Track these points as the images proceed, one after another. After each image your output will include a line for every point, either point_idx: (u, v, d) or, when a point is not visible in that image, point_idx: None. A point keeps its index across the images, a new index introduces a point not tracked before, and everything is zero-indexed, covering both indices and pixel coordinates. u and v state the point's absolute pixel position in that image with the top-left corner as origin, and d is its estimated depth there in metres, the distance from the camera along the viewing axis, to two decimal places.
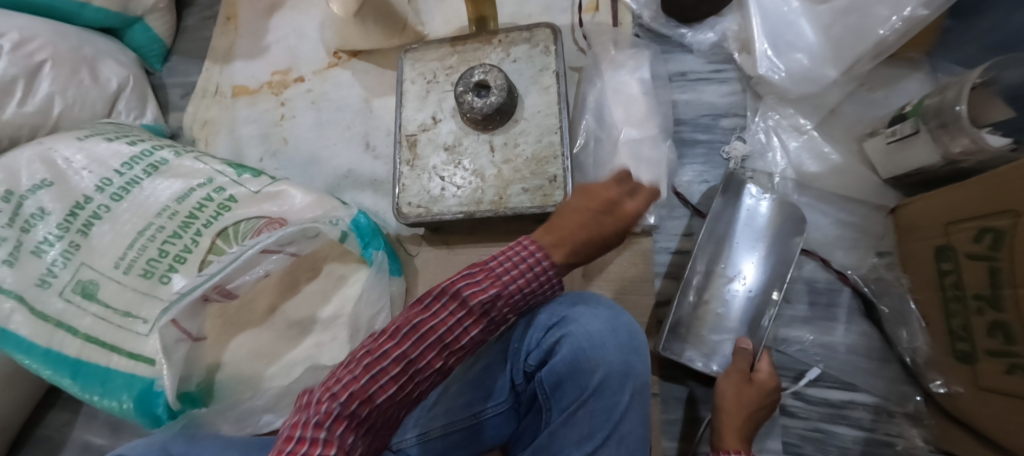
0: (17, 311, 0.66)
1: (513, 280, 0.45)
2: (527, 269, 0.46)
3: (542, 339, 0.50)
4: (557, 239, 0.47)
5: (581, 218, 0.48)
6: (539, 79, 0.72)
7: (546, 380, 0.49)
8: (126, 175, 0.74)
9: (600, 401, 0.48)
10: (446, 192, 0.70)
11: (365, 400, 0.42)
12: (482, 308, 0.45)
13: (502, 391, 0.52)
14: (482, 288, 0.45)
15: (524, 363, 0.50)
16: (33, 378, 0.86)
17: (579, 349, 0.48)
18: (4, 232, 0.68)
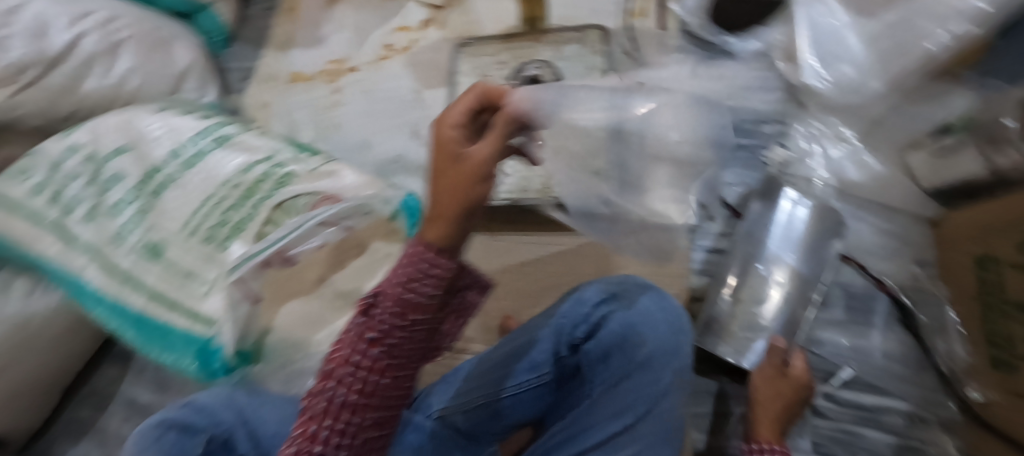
0: (91, 264, 0.72)
1: (420, 286, 0.41)
2: (420, 272, 0.41)
3: (594, 314, 0.57)
4: (434, 220, 0.43)
5: (448, 186, 0.43)
6: (589, 76, 0.74)
7: (595, 351, 0.56)
8: (196, 146, 0.79)
9: (644, 375, 0.54)
10: (494, 179, 0.73)
11: (317, 441, 0.41)
12: (389, 321, 0.41)
13: (547, 361, 0.56)
14: (380, 300, 0.41)
15: (573, 336, 0.56)
16: (91, 332, 0.91)
17: (629, 324, 0.56)
18: (86, 192, 0.74)
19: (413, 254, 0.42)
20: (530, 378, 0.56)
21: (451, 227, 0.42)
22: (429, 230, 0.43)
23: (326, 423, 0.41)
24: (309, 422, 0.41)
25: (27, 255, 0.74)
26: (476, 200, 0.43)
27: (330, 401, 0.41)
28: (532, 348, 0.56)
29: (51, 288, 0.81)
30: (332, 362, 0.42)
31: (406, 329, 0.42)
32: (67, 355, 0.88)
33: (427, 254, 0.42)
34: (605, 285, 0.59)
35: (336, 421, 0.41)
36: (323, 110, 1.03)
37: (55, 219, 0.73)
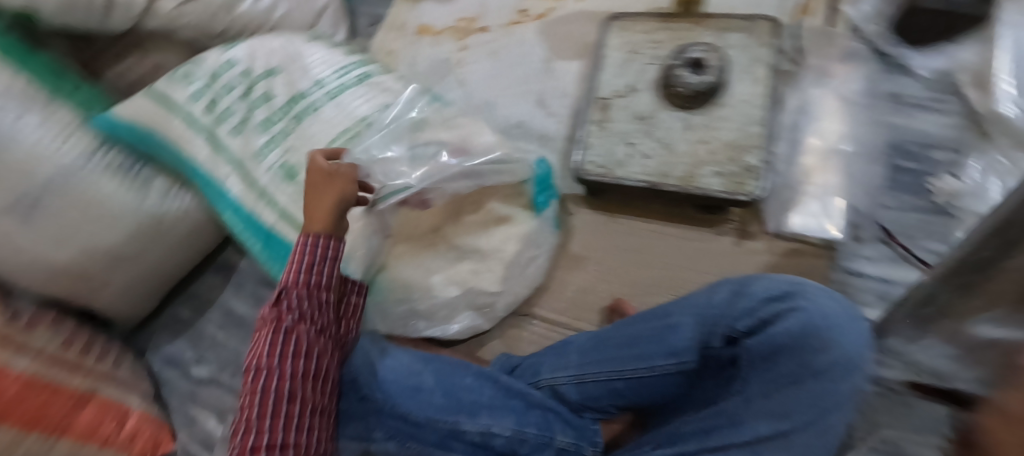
0: (235, 174, 0.77)
1: (315, 273, 0.56)
2: (319, 256, 0.57)
3: (762, 308, 0.49)
4: (313, 219, 0.59)
5: (322, 193, 0.60)
6: (752, 69, 0.69)
7: (758, 348, 0.48)
8: (339, 80, 0.81)
9: (817, 383, 0.44)
10: (632, 158, 0.71)
11: (292, 403, 0.50)
12: (304, 302, 0.55)
13: (689, 350, 0.51)
14: (292, 286, 0.55)
15: (729, 328, 0.50)
16: (202, 242, 0.93)
17: (810, 324, 0.46)
18: (237, 105, 0.77)
19: (304, 244, 0.57)
20: (666, 364, 0.53)
21: (332, 217, 0.59)
22: (310, 226, 0.59)
23: (287, 394, 0.50)
24: (257, 390, 0.50)
25: (175, 155, 0.79)
26: (336, 208, 0.59)
27: (289, 373, 0.51)
28: (672, 333, 0.52)
29: (182, 192, 0.87)
30: (292, 340, 0.53)
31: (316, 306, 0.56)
32: (185, 255, 0.92)
33: (314, 241, 0.57)
34: (785, 280, 0.51)
35: (298, 389, 0.51)
36: (448, 65, 0.95)
37: (206, 126, 0.77)
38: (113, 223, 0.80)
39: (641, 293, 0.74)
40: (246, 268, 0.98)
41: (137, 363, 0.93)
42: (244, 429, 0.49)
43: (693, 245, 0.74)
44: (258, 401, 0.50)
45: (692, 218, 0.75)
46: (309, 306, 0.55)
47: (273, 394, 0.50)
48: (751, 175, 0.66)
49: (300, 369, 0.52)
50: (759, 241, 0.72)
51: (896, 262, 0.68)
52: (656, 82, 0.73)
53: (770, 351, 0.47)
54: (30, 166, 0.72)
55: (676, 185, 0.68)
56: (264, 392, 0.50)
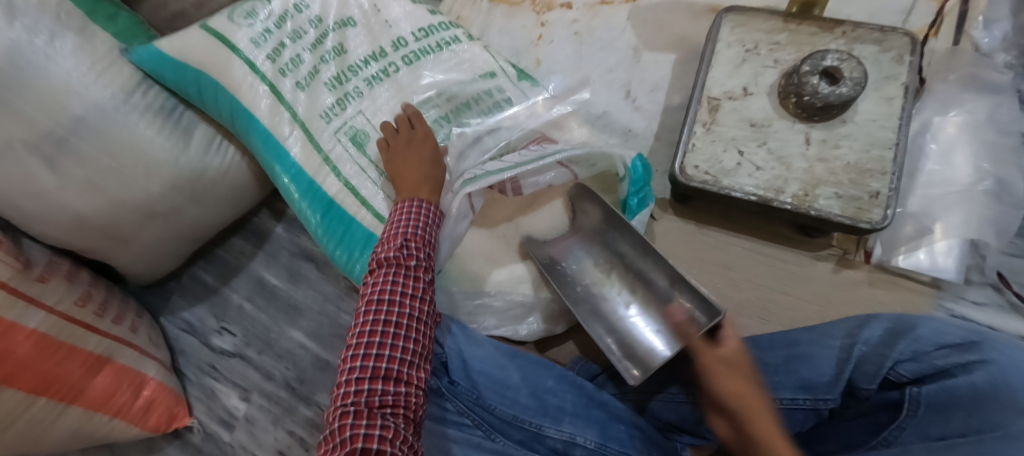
0: (296, 135, 0.70)
1: (426, 229, 0.58)
2: (430, 214, 0.59)
3: (931, 354, 0.44)
4: (419, 191, 0.62)
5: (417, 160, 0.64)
6: (884, 87, 0.64)
7: (930, 396, 0.41)
8: (421, 41, 0.73)
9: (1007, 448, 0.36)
10: (743, 168, 0.65)
11: (409, 340, 0.51)
12: (422, 254, 0.56)
13: (826, 386, 0.48)
14: (412, 238, 0.56)
15: (890, 371, 0.45)
16: (240, 202, 0.84)
17: (1003, 378, 0.40)
18: (306, 57, 0.71)
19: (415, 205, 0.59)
20: (797, 397, 0.49)
21: (431, 187, 0.63)
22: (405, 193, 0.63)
23: (406, 333, 0.51)
24: (379, 322, 0.51)
25: (228, 103, 0.70)
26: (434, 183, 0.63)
27: (409, 313, 0.52)
28: (807, 365, 0.50)
29: (226, 143, 0.78)
30: (413, 283, 0.54)
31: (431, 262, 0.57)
32: (220, 216, 0.82)
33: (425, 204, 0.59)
34: (963, 330, 0.45)
35: (415, 331, 0.52)
36: (526, 43, 0.84)
37: (269, 76, 0.70)
38: (149, 174, 0.70)
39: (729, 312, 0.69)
40: (281, 236, 0.89)
41: (154, 326, 0.85)
42: (364, 355, 0.50)
43: (788, 267, 0.69)
44: (381, 330, 0.51)
45: (786, 238, 0.70)
46: (425, 259, 0.56)
47: (395, 329, 0.51)
48: (876, 203, 0.61)
49: (418, 314, 0.53)
50: (858, 271, 0.68)
51: (1004, 309, 0.64)
52: (773, 88, 0.67)
53: (945, 401, 0.40)
54: (62, 99, 0.63)
55: (791, 202, 0.62)
56: (386, 325, 0.51)
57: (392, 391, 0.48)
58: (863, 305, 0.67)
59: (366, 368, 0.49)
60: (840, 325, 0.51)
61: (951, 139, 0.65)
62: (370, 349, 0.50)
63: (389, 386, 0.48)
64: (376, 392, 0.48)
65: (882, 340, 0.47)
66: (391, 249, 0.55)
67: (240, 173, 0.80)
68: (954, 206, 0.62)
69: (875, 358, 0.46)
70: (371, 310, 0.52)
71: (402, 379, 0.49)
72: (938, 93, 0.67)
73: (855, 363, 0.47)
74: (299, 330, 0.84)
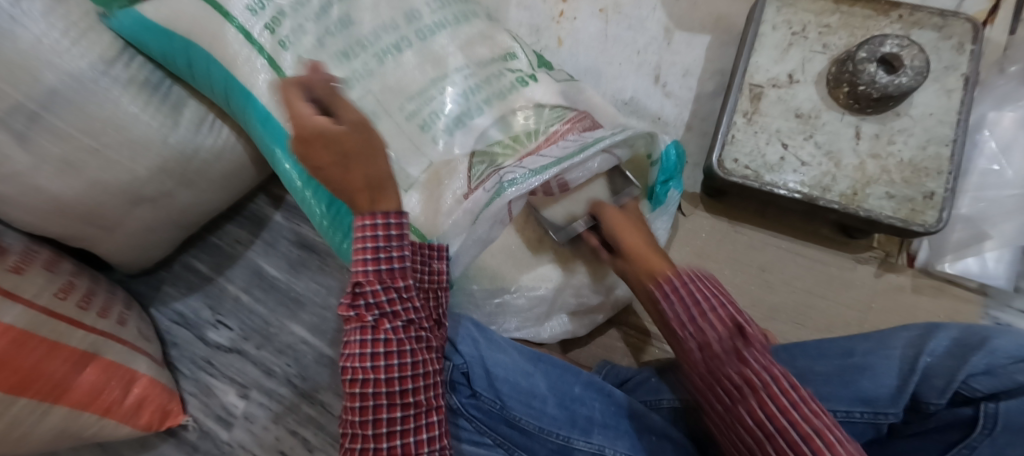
0: None
1: (385, 263, 0.49)
2: (386, 240, 0.48)
3: (1007, 368, 0.42)
4: (359, 196, 0.48)
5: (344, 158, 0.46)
6: (943, 79, 0.59)
7: (1010, 414, 0.39)
8: (436, 13, 0.66)
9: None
10: (788, 163, 0.60)
11: (392, 404, 0.47)
12: (383, 296, 0.48)
13: (888, 399, 0.45)
14: (372, 279, 0.48)
15: (962, 384, 0.42)
16: (236, 186, 0.77)
17: None
18: (309, 29, 0.63)
19: (366, 227, 0.48)
20: (854, 410, 0.46)
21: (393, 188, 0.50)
22: (360, 205, 0.48)
23: (388, 401, 0.47)
24: (357, 398, 0.47)
25: (221, 77, 0.63)
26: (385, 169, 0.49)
27: (386, 379, 0.47)
28: (868, 376, 0.46)
29: (219, 122, 0.71)
30: (381, 339, 0.47)
31: (401, 301, 0.49)
32: (214, 201, 0.76)
33: (377, 223, 0.48)
34: None
35: (398, 395, 0.47)
36: (547, 19, 0.78)
37: (268, 48, 0.63)
38: (135, 156, 0.64)
39: (763, 316, 0.66)
40: (279, 224, 0.83)
41: (144, 318, 0.79)
42: (350, 435, 0.48)
43: (826, 271, 0.66)
44: (359, 404, 0.47)
45: (824, 239, 0.66)
46: (393, 301, 0.48)
47: (374, 402, 0.47)
48: (931, 205, 0.57)
49: (397, 372, 0.47)
50: (901, 275, 0.64)
51: None
52: (822, 76, 0.62)
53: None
54: (32, 67, 0.55)
55: (838, 202, 0.58)
56: (364, 399, 0.47)
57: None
58: (908, 311, 0.63)
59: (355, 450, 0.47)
60: (898, 334, 0.48)
61: (1010, 136, 0.61)
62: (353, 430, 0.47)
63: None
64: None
65: (949, 352, 0.44)
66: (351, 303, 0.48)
67: (236, 156, 0.74)
68: (1013, 212, 0.58)
69: (944, 370, 0.43)
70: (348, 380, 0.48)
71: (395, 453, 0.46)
72: (996, 86, 0.62)
73: (921, 376, 0.44)
74: (301, 324, 0.79)
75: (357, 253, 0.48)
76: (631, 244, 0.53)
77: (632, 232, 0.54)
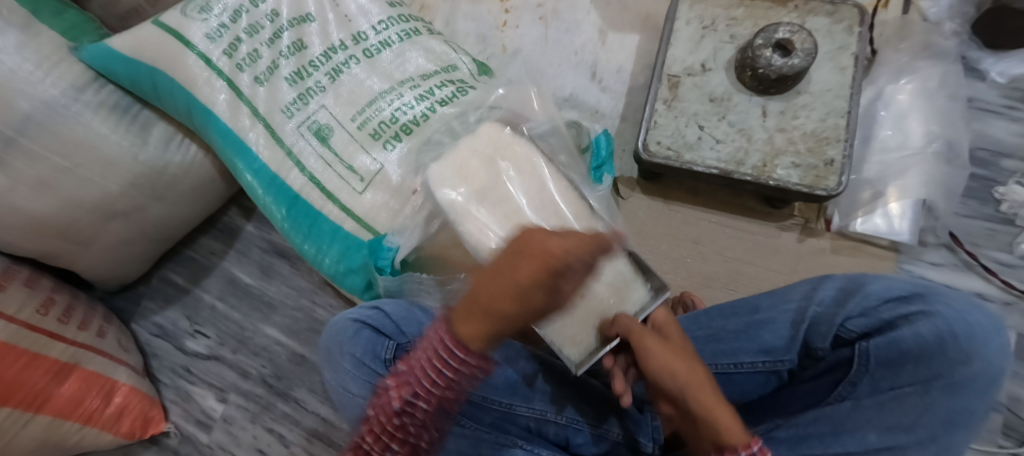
0: (256, 130, 0.69)
1: (457, 370, 0.48)
2: (461, 360, 0.47)
3: (879, 309, 0.45)
4: (470, 314, 0.45)
5: (504, 289, 0.43)
6: (837, 58, 0.66)
7: (878, 351, 0.44)
8: (380, 35, 0.72)
9: (950, 397, 0.41)
10: (705, 142, 0.66)
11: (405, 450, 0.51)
12: (445, 388, 0.49)
13: (783, 348, 0.49)
14: (445, 372, 0.48)
15: (840, 327, 0.46)
16: (207, 199, 0.83)
17: (947, 330, 0.42)
18: (263, 51, 0.69)
19: (449, 346, 0.46)
20: (757, 361, 0.51)
21: (508, 326, 0.45)
22: (465, 326, 0.45)
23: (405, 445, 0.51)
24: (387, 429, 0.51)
25: (185, 97, 0.68)
26: (527, 312, 0.44)
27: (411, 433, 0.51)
28: (767, 329, 0.50)
29: (187, 141, 0.77)
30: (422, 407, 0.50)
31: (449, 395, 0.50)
32: (188, 212, 0.81)
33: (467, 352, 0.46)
34: (910, 283, 0.47)
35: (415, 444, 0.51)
36: (493, 28, 0.87)
37: (226, 71, 0.68)
38: (106, 171, 0.69)
39: (700, 283, 0.71)
40: (251, 234, 0.88)
41: (124, 331, 0.83)
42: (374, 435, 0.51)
43: (753, 240, 0.72)
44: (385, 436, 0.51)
45: (746, 208, 0.73)
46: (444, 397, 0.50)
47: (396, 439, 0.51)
48: (832, 170, 0.62)
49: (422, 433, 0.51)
50: (821, 239, 0.70)
51: (958, 268, 0.66)
52: (732, 63, 0.68)
53: (894, 355, 0.43)
54: (7, 97, 0.61)
55: (751, 174, 0.64)
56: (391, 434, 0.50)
57: None
58: (827, 270, 0.69)
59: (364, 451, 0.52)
60: (796, 288, 0.51)
61: (904, 108, 0.67)
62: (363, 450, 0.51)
63: None
64: None
65: (835, 300, 0.48)
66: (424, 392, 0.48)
67: (203, 170, 0.79)
68: (910, 168, 0.64)
69: (828, 318, 0.47)
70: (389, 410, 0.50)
71: None
72: (887, 64, 0.69)
73: (809, 324, 0.48)
74: (275, 327, 0.84)
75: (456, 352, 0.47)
76: (683, 383, 0.42)
77: (682, 359, 0.44)
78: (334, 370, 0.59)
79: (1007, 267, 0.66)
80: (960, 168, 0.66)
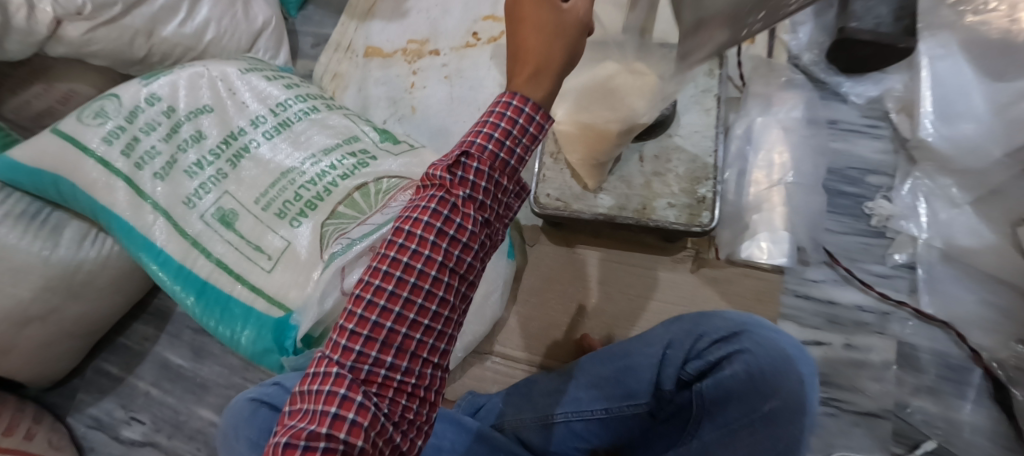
0: (159, 223, 0.70)
1: (500, 147, 0.40)
2: (509, 125, 0.40)
3: (708, 350, 0.53)
4: (521, 65, 0.41)
5: (538, 34, 0.40)
6: (703, 100, 0.71)
7: (708, 390, 0.52)
8: (280, 115, 0.76)
9: (769, 428, 0.49)
10: (589, 192, 0.71)
11: (430, 297, 0.40)
12: (487, 184, 0.40)
13: (642, 392, 0.55)
14: (487, 156, 0.40)
15: (682, 370, 0.54)
16: (129, 286, 0.84)
17: (755, 368, 0.50)
18: (161, 147, 0.71)
19: (497, 104, 0.40)
20: (622, 405, 0.57)
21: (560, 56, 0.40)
22: (516, 78, 0.41)
23: (429, 290, 0.40)
24: (398, 268, 0.39)
25: (88, 199, 0.71)
26: (569, 44, 0.40)
27: (440, 266, 0.40)
28: (630, 375, 0.56)
29: (102, 236, 0.78)
30: (457, 223, 0.40)
31: (494, 198, 0.42)
32: (109, 305, 0.83)
33: (517, 104, 0.40)
34: (735, 321, 0.54)
35: (438, 293, 0.40)
36: (402, 91, 0.93)
37: (125, 171, 0.70)
38: (17, 282, 0.71)
39: (607, 321, 0.74)
40: (182, 314, 0.91)
41: (57, 428, 0.83)
42: (382, 285, 0.39)
43: (652, 275, 0.75)
44: (397, 279, 0.39)
45: (643, 245, 0.77)
46: (488, 193, 0.41)
47: (416, 276, 0.39)
48: (704, 207, 0.67)
49: (454, 269, 0.41)
50: (714, 268, 0.74)
51: (839, 283, 0.71)
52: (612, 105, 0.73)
53: (721, 394, 0.51)
54: None
55: (632, 217, 0.68)
56: (409, 271, 0.39)
57: (385, 362, 0.39)
58: (722, 298, 0.73)
59: (367, 324, 0.39)
60: (656, 332, 0.57)
61: (770, 141, 0.72)
62: (377, 296, 0.39)
63: (386, 358, 0.39)
64: (371, 359, 0.39)
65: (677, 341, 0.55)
66: (439, 171, 0.40)
67: (121, 262, 0.81)
68: (780, 197, 0.69)
69: (673, 361, 0.54)
70: (394, 244, 0.40)
71: (404, 349, 0.40)
72: (752, 98, 0.75)
73: (660, 368, 0.55)
74: (208, 407, 0.85)
75: (479, 123, 0.40)
76: None
77: None
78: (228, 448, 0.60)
79: (882, 279, 0.70)
80: (822, 190, 0.72)
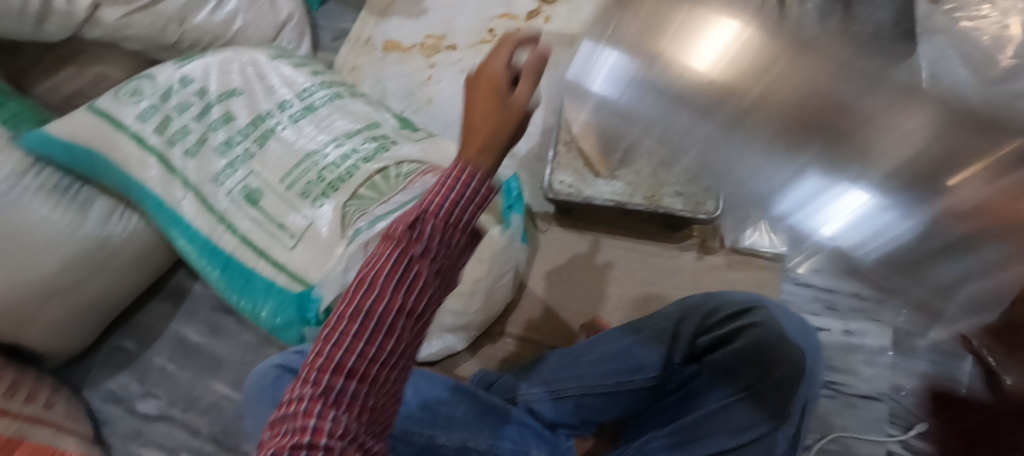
0: (188, 199, 0.74)
1: (459, 204, 0.34)
2: (464, 187, 0.33)
3: (721, 325, 0.58)
4: (467, 141, 0.34)
5: (485, 115, 0.33)
6: None
7: (717, 360, 0.56)
8: (305, 101, 0.79)
9: (775, 395, 0.52)
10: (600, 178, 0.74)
11: (384, 353, 0.34)
12: (442, 238, 0.34)
13: (653, 365, 0.60)
14: (441, 213, 0.33)
15: (694, 343, 0.59)
16: (150, 264, 0.87)
17: (766, 338, 0.55)
18: (193, 125, 0.75)
19: (452, 168, 0.33)
20: (635, 377, 0.61)
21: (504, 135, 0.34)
22: (466, 150, 0.34)
23: (381, 349, 0.34)
24: (348, 332, 0.33)
25: (123, 174, 0.74)
26: (517, 121, 0.34)
27: (392, 324, 0.34)
28: (644, 347, 0.61)
29: (128, 212, 0.82)
30: (411, 278, 0.33)
31: (449, 250, 0.35)
32: (131, 281, 0.86)
33: (472, 172, 0.33)
34: (750, 298, 0.60)
35: (391, 350, 0.34)
36: (418, 84, 0.96)
37: (158, 146, 0.74)
38: (45, 253, 0.72)
39: (614, 305, 0.78)
40: (199, 293, 0.94)
41: (73, 400, 0.85)
42: (328, 353, 0.33)
43: (658, 260, 0.79)
44: (348, 343, 0.33)
45: (647, 233, 0.81)
46: (446, 242, 0.35)
47: (367, 340, 0.33)
48: None
49: (408, 325, 0.35)
50: (716, 256, 0.78)
51: None
52: None
53: (729, 363, 0.56)
54: None
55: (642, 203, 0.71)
56: (361, 336, 0.33)
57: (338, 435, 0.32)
58: (720, 284, 0.77)
59: (312, 399, 0.32)
60: (669, 312, 0.63)
61: None
62: (326, 357, 0.33)
63: (337, 425, 0.33)
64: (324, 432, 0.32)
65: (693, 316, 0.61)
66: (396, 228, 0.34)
67: (144, 239, 0.83)
68: None
69: (687, 334, 0.59)
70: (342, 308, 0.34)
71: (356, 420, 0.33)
72: None
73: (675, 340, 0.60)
74: (223, 382, 0.87)
75: (436, 176, 0.34)
76: None
77: None
78: (256, 412, 0.64)
79: None
80: None
